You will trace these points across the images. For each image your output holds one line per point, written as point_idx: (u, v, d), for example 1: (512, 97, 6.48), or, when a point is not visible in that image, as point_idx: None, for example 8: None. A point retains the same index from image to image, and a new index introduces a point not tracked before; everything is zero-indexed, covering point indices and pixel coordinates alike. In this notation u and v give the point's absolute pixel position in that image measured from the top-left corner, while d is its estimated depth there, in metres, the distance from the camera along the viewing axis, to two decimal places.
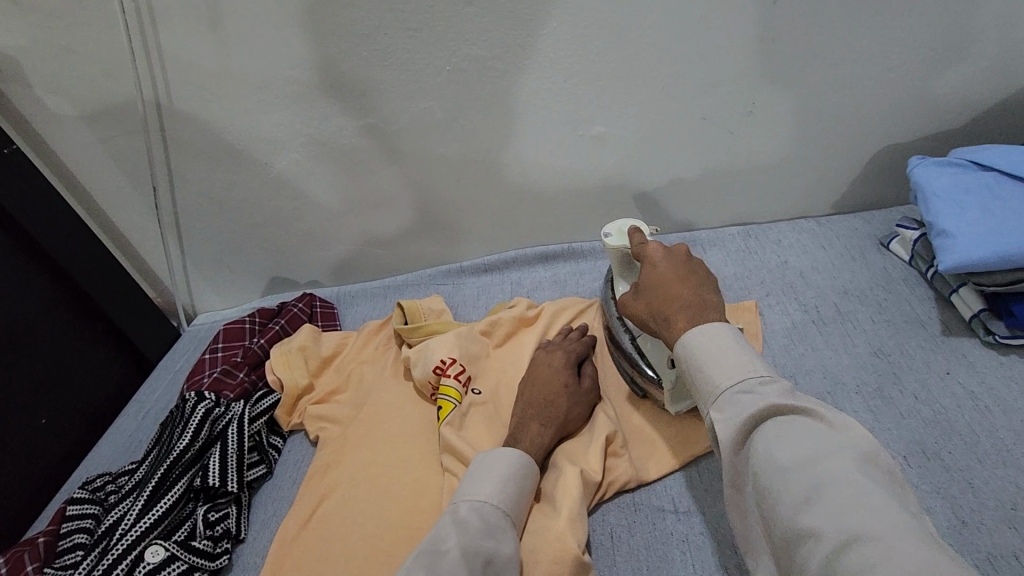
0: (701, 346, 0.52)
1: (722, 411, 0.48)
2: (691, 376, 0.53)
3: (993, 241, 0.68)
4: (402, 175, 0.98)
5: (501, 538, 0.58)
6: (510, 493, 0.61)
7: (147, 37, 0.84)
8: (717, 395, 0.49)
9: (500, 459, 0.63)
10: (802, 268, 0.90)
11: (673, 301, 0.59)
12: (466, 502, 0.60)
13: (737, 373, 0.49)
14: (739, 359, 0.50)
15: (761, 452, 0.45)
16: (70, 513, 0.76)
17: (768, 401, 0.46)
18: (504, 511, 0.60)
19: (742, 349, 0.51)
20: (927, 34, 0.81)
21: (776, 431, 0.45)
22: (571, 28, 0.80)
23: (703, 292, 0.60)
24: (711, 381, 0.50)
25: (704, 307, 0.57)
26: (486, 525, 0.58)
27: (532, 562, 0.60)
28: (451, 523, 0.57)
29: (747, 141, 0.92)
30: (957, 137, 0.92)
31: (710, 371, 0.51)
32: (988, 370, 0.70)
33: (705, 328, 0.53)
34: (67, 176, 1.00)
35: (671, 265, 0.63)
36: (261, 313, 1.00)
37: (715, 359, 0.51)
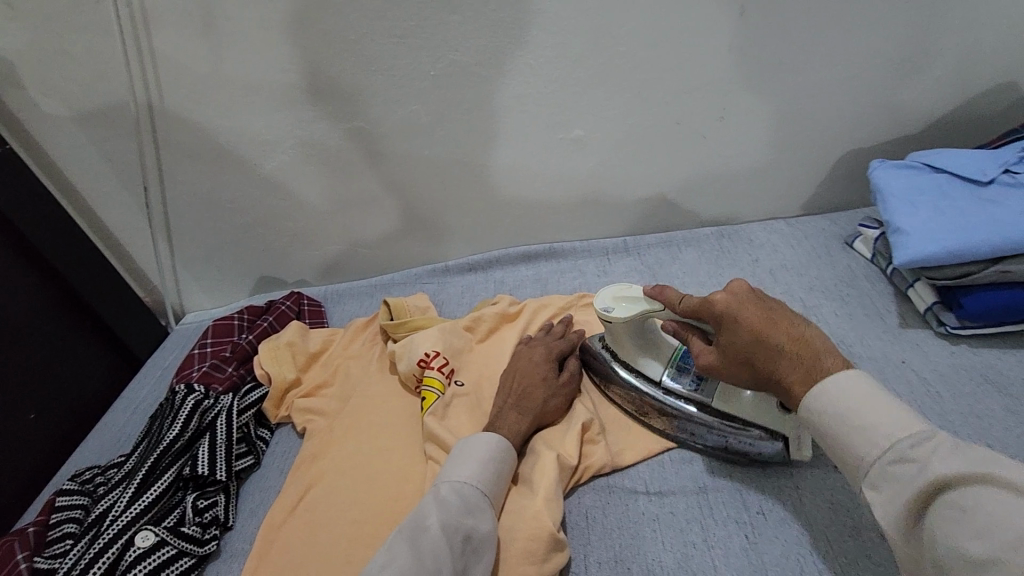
0: (833, 407, 0.50)
1: (879, 485, 0.46)
2: (835, 446, 0.50)
3: (945, 238, 0.72)
4: (389, 177, 1.01)
5: (481, 517, 0.61)
6: (490, 475, 0.64)
7: (141, 40, 0.87)
8: (872, 468, 0.46)
9: (480, 443, 0.67)
10: (772, 266, 0.95)
11: (778, 360, 0.54)
12: (448, 483, 0.63)
13: (882, 437, 0.46)
14: (878, 418, 0.47)
15: (934, 529, 0.42)
16: (60, 503, 0.78)
17: (934, 471, 0.42)
18: (484, 492, 0.63)
19: (882, 405, 0.48)
20: (885, 45, 0.87)
21: (950, 506, 0.41)
22: (551, 37, 0.84)
23: (803, 336, 0.54)
24: (858, 449, 0.48)
25: (814, 356, 0.53)
26: (467, 504, 0.61)
27: (509, 539, 0.63)
28: (433, 502, 0.60)
29: (719, 145, 0.96)
30: (917, 141, 0.97)
31: (853, 437, 0.48)
32: (940, 359, 0.74)
33: (829, 383, 0.51)
34: (58, 176, 1.02)
35: (751, 313, 0.56)
36: (250, 310, 1.03)
37: (857, 421, 0.48)
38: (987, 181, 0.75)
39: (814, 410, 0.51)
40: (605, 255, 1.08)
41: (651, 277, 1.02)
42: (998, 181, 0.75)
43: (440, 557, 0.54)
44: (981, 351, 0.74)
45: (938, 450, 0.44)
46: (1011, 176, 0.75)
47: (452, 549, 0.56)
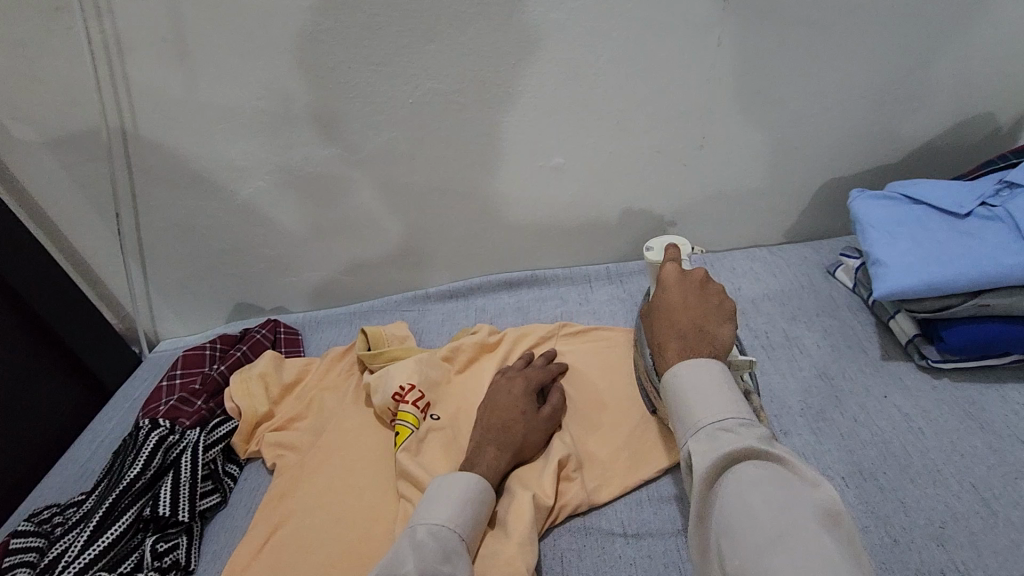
0: (688, 375, 0.55)
1: (700, 444, 0.49)
2: (679, 411, 0.54)
3: (924, 271, 0.71)
4: (369, 204, 1.00)
5: (458, 563, 0.58)
6: (467, 517, 0.62)
7: (114, 66, 0.85)
8: (698, 430, 0.50)
9: (456, 483, 0.64)
10: (754, 295, 0.94)
11: (669, 324, 0.62)
12: (425, 525, 0.60)
13: (715, 412, 0.51)
14: (720, 400, 0.51)
15: (731, 486, 0.45)
16: (13, 545, 0.73)
17: (744, 442, 0.47)
18: (460, 536, 0.60)
19: (729, 389, 0.52)
20: (861, 77, 0.87)
21: (747, 476, 0.45)
22: (530, 66, 0.84)
23: (708, 323, 0.61)
24: (695, 413, 0.52)
25: (707, 337, 0.59)
26: (443, 549, 0.58)
27: None
28: (409, 545, 0.57)
29: (700, 173, 0.96)
30: (896, 170, 0.97)
31: (694, 402, 0.52)
32: (923, 394, 0.73)
33: (695, 363, 0.55)
34: (28, 201, 1.00)
35: (681, 288, 0.65)
36: (223, 339, 1.00)
37: (701, 391, 0.53)
38: (965, 214, 0.75)
39: (670, 374, 0.57)
40: (587, 281, 1.06)
41: (633, 305, 1.01)
42: (976, 214, 0.74)
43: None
44: (962, 386, 0.73)
45: (757, 434, 0.48)
46: (988, 209, 0.74)
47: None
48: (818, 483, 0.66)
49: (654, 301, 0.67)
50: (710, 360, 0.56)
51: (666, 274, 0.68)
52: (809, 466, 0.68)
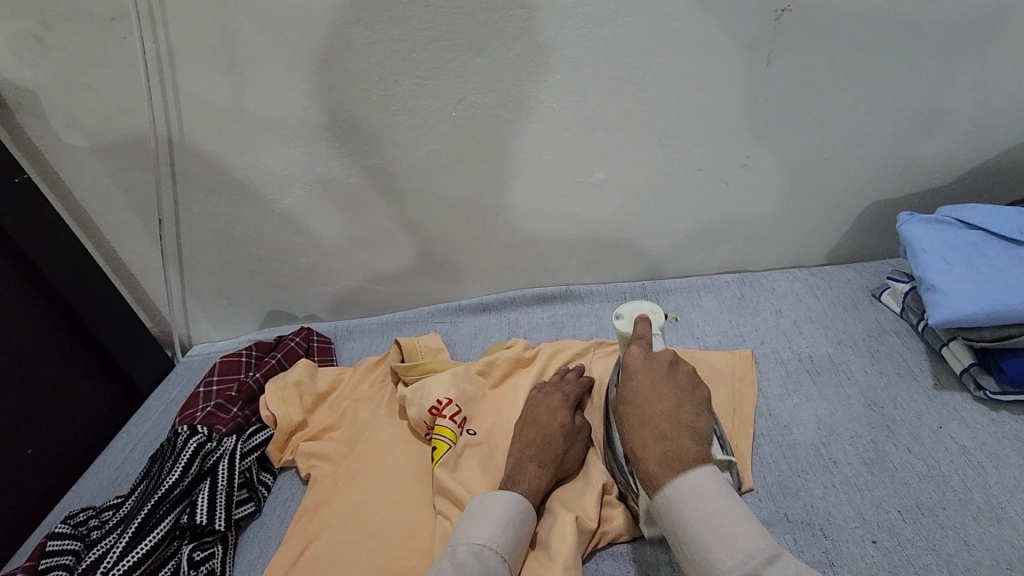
0: (688, 496, 0.53)
1: None
2: (690, 541, 0.52)
3: (982, 298, 0.70)
4: (406, 215, 1.00)
5: None
6: (508, 539, 0.61)
7: (164, 76, 0.87)
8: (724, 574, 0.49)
9: (499, 502, 0.63)
10: (796, 318, 0.92)
11: (643, 425, 0.59)
12: (466, 546, 0.59)
13: (736, 545, 0.50)
14: (733, 526, 0.51)
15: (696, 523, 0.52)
16: (50, 547, 0.73)
17: None
18: (502, 557, 0.59)
19: (740, 514, 0.52)
20: (911, 99, 0.86)
21: None
22: (573, 82, 0.84)
23: (683, 417, 0.59)
24: (713, 548, 0.51)
25: (684, 437, 0.57)
26: (485, 571, 0.57)
27: None
28: (451, 566, 0.57)
29: (741, 193, 0.95)
30: (945, 193, 0.95)
31: (710, 539, 0.51)
32: (980, 426, 0.71)
33: (693, 480, 0.54)
34: (72, 205, 1.01)
35: (650, 374, 0.62)
36: (258, 347, 1.01)
37: (713, 521, 0.52)
38: None
39: (666, 494, 0.54)
40: (622, 298, 1.05)
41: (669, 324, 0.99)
42: None
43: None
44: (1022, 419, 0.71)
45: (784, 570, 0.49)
46: None
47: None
48: (872, 516, 0.64)
49: (620, 392, 0.63)
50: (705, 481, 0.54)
51: (630, 356, 0.65)
52: (862, 498, 0.66)
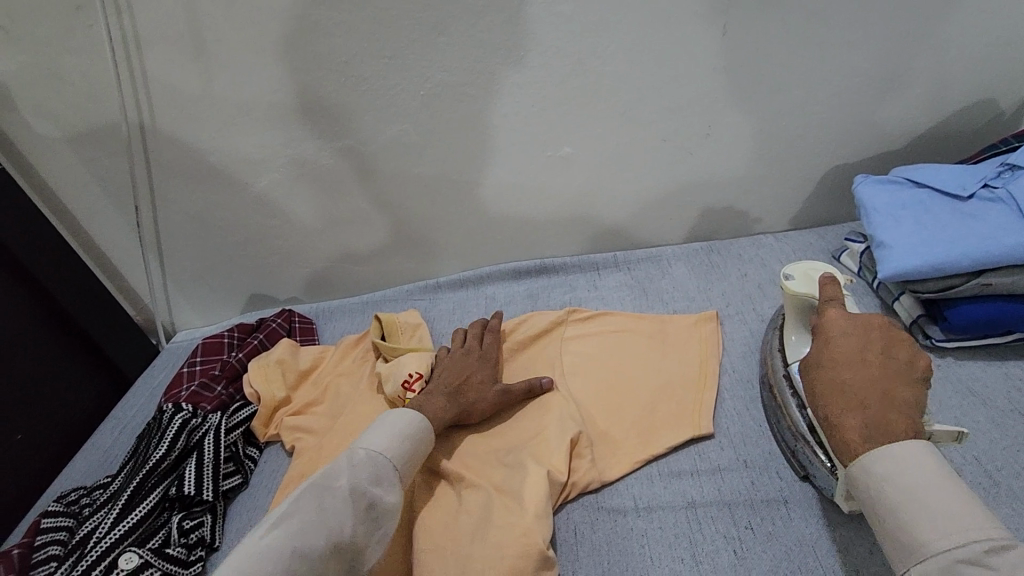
0: (902, 478, 0.49)
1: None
2: (893, 518, 0.49)
3: (927, 252, 0.74)
4: (381, 195, 1.02)
5: (388, 487, 0.62)
6: (404, 450, 0.66)
7: (133, 62, 0.87)
8: (927, 559, 0.46)
9: (403, 420, 0.69)
10: (762, 280, 0.98)
11: (845, 394, 0.56)
12: (364, 449, 0.64)
13: (954, 535, 0.46)
14: (952, 515, 0.46)
15: None
16: (44, 525, 0.76)
17: None
18: (393, 465, 0.64)
19: (959, 498, 0.47)
20: (865, 65, 0.88)
21: None
22: (535, 56, 0.86)
23: (890, 387, 0.55)
24: (919, 532, 0.47)
25: (892, 407, 0.54)
26: (376, 471, 0.62)
27: (496, 556, 0.63)
28: (349, 462, 0.61)
29: (707, 162, 0.98)
30: (900, 156, 0.99)
31: (918, 521, 0.47)
32: (926, 372, 0.75)
33: (903, 455, 0.50)
34: (48, 195, 1.02)
35: (855, 341, 0.59)
36: (240, 328, 1.03)
37: (924, 506, 0.48)
38: (967, 197, 0.77)
39: (867, 465, 0.52)
40: (595, 269, 1.08)
41: (641, 291, 1.03)
42: (979, 197, 0.77)
43: (344, 520, 0.56)
44: (965, 364, 0.76)
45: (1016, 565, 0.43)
46: (990, 191, 0.76)
47: (359, 513, 0.58)
48: None
49: (816, 357, 0.60)
50: (917, 446, 0.51)
51: (828, 320, 0.62)
52: None
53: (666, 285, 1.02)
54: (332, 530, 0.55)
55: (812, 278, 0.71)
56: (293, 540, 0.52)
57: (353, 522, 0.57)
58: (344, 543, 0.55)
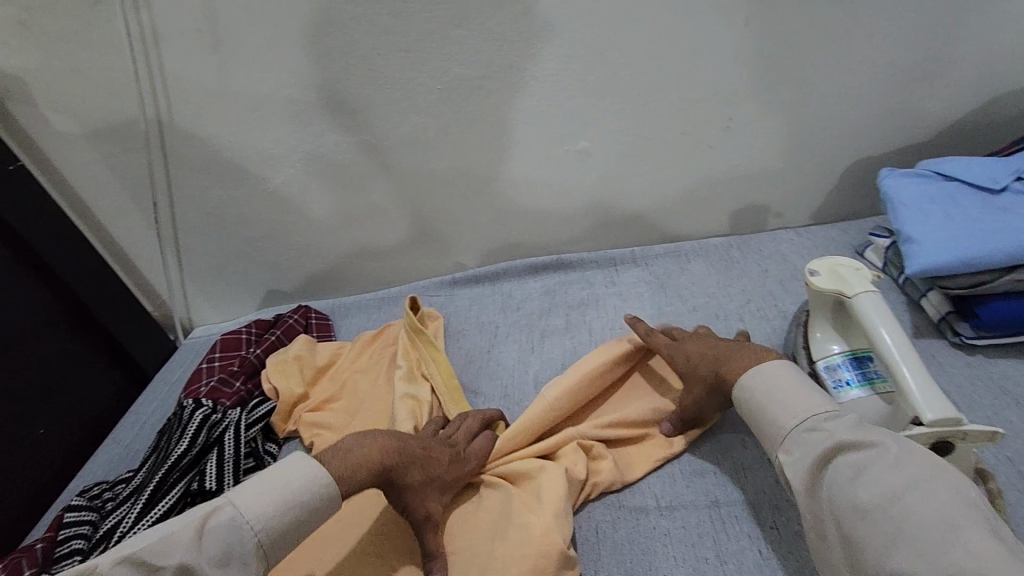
0: (769, 392, 0.61)
1: (789, 449, 0.58)
2: (770, 421, 0.60)
3: (957, 247, 0.72)
4: (397, 191, 1.01)
5: (230, 574, 0.51)
6: (285, 521, 0.55)
7: (151, 57, 0.88)
8: (787, 438, 0.58)
9: (308, 469, 0.58)
10: (783, 276, 0.97)
11: (706, 357, 0.70)
12: (229, 508, 0.54)
13: (798, 415, 0.59)
14: (795, 402, 0.59)
15: (837, 489, 0.53)
16: (67, 519, 0.77)
17: (833, 439, 0.55)
18: (256, 537, 0.53)
19: (800, 391, 0.60)
20: (892, 54, 0.86)
21: (851, 469, 0.53)
22: (553, 48, 0.84)
23: (727, 342, 0.72)
24: (777, 420, 0.60)
25: (736, 349, 0.69)
26: (227, 548, 0.52)
27: (517, 553, 0.62)
28: (193, 533, 0.51)
29: (726, 155, 0.96)
30: (926, 148, 0.97)
31: (777, 412, 0.60)
32: (956, 370, 0.74)
33: (762, 373, 0.63)
34: (67, 190, 1.03)
35: (693, 340, 0.75)
36: (258, 324, 1.04)
37: (781, 403, 0.60)
38: (999, 189, 0.75)
39: (746, 392, 0.64)
40: (613, 265, 1.07)
41: (660, 287, 1.01)
42: (1010, 189, 0.75)
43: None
44: (996, 362, 0.74)
45: (845, 423, 0.56)
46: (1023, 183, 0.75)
47: None
48: None
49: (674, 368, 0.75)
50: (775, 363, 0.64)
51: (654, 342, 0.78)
52: None
53: (685, 281, 1.00)
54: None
55: (836, 271, 0.70)
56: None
57: None
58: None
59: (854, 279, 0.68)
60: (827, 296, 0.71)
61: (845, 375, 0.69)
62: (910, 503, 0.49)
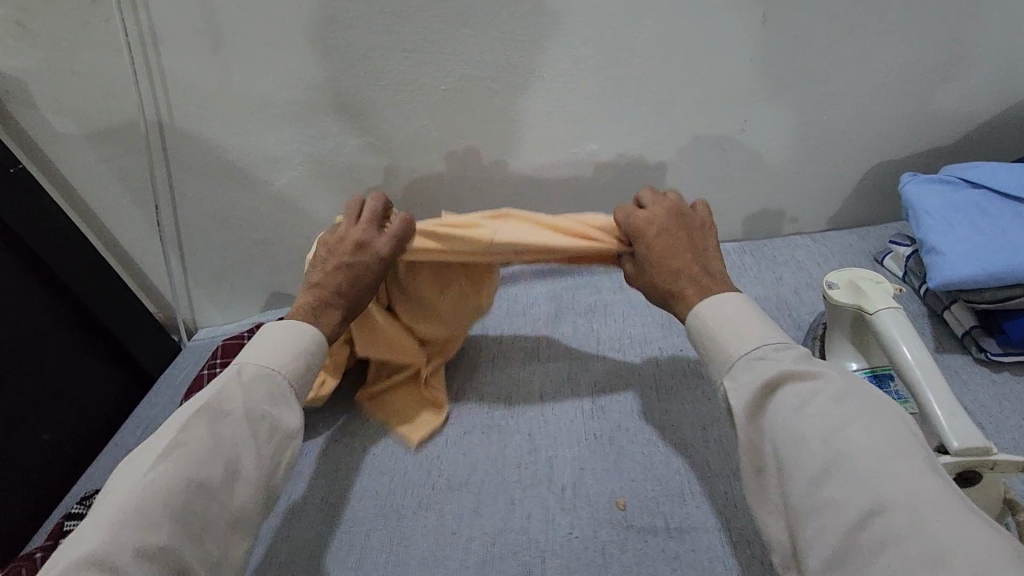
0: (717, 318, 0.61)
1: (735, 376, 0.57)
2: (716, 342, 0.60)
3: (982, 259, 0.69)
4: (403, 194, 0.99)
5: (284, 409, 0.63)
6: (305, 370, 0.66)
7: (149, 57, 0.86)
8: (733, 366, 0.57)
9: (286, 329, 0.67)
10: (798, 284, 0.94)
11: (668, 268, 0.67)
12: (251, 364, 0.64)
13: (746, 342, 0.58)
14: (744, 327, 0.59)
15: (777, 416, 0.52)
16: (67, 527, 0.76)
17: (779, 369, 0.54)
18: (290, 382, 0.64)
19: (752, 321, 0.59)
20: (915, 54, 0.83)
21: (794, 398, 0.52)
22: (562, 49, 0.82)
23: (698, 257, 0.67)
24: (727, 347, 0.59)
25: (703, 273, 0.66)
26: (272, 393, 0.63)
27: (452, 310, 0.83)
28: (240, 385, 0.61)
29: (740, 157, 0.93)
30: (950, 151, 0.93)
31: (727, 340, 0.59)
32: (981, 388, 0.71)
33: (716, 300, 0.62)
34: (69, 192, 1.02)
35: (667, 230, 0.69)
36: (260, 328, 1.03)
37: (730, 329, 0.59)
38: None
39: (697, 315, 0.62)
40: (621, 270, 1.04)
41: None
42: None
43: (240, 450, 0.58)
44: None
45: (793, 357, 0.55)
46: None
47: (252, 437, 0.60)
48: None
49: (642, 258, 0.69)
50: (732, 298, 0.62)
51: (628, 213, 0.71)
52: None
53: None
54: (220, 464, 0.57)
55: (855, 287, 0.67)
56: (173, 470, 0.54)
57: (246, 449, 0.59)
58: (238, 472, 0.57)
59: (872, 290, 0.65)
60: (846, 313, 0.68)
61: None
62: (853, 441, 0.48)
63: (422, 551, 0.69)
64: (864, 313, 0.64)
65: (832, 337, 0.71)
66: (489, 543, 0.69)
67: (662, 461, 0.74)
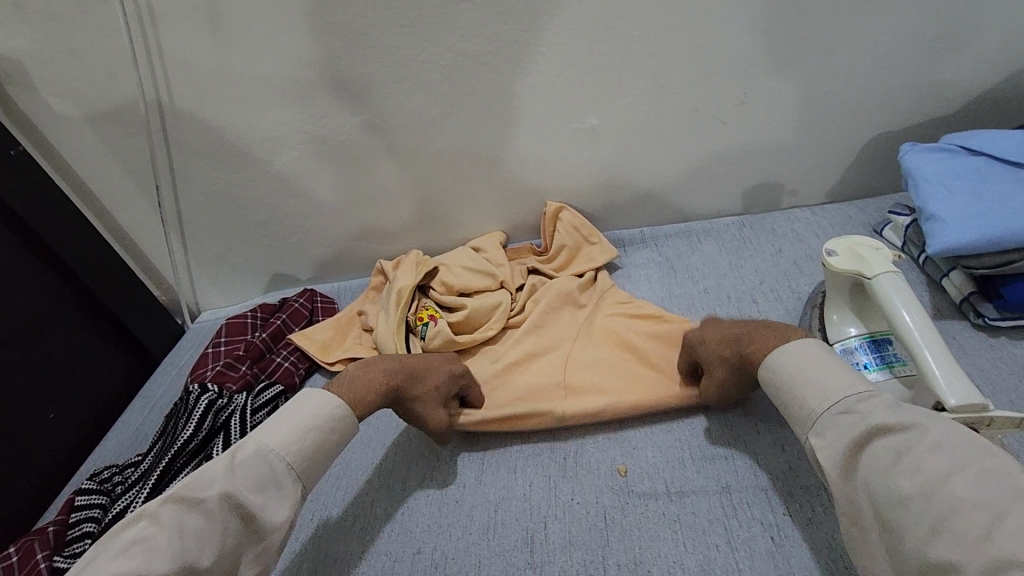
0: (796, 373, 0.58)
1: (820, 431, 0.54)
2: (794, 395, 0.57)
3: (981, 224, 0.69)
4: (403, 172, 0.99)
5: (272, 494, 0.57)
6: (311, 446, 0.61)
7: (147, 35, 0.85)
8: (818, 422, 0.54)
9: (321, 399, 0.64)
10: (796, 256, 0.95)
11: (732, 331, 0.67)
12: (252, 445, 0.58)
13: (829, 395, 0.54)
14: (826, 380, 0.56)
15: (870, 476, 0.48)
16: (78, 502, 0.77)
17: (867, 424, 0.50)
18: (288, 464, 0.58)
19: (830, 369, 0.56)
20: (916, 23, 0.82)
21: (889, 454, 0.48)
22: (561, 23, 0.81)
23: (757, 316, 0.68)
24: (806, 404, 0.56)
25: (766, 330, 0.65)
26: (262, 477, 0.57)
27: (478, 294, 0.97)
28: (226, 465, 0.56)
29: (740, 131, 0.93)
30: (950, 121, 0.93)
31: (805, 394, 0.56)
32: (978, 352, 0.72)
33: (789, 353, 0.60)
34: (69, 175, 1.02)
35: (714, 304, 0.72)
36: (263, 308, 1.04)
37: (809, 382, 0.57)
38: None
39: (768, 367, 0.61)
40: (620, 246, 1.05)
41: (670, 269, 0.99)
42: None
43: (206, 544, 0.52)
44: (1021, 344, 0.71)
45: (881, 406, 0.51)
46: None
47: (226, 528, 0.54)
48: None
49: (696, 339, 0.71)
50: (800, 346, 0.60)
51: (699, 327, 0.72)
52: None
53: (696, 261, 0.98)
54: (188, 550, 0.51)
55: (854, 253, 0.67)
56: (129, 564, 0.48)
57: (216, 540, 0.53)
58: (199, 569, 0.51)
59: (870, 256, 0.65)
60: (845, 278, 0.68)
61: (862, 358, 0.67)
62: (953, 490, 0.43)
63: (426, 519, 0.71)
64: (863, 278, 0.65)
65: (829, 303, 0.72)
66: (493, 509, 0.70)
67: (664, 429, 0.75)
